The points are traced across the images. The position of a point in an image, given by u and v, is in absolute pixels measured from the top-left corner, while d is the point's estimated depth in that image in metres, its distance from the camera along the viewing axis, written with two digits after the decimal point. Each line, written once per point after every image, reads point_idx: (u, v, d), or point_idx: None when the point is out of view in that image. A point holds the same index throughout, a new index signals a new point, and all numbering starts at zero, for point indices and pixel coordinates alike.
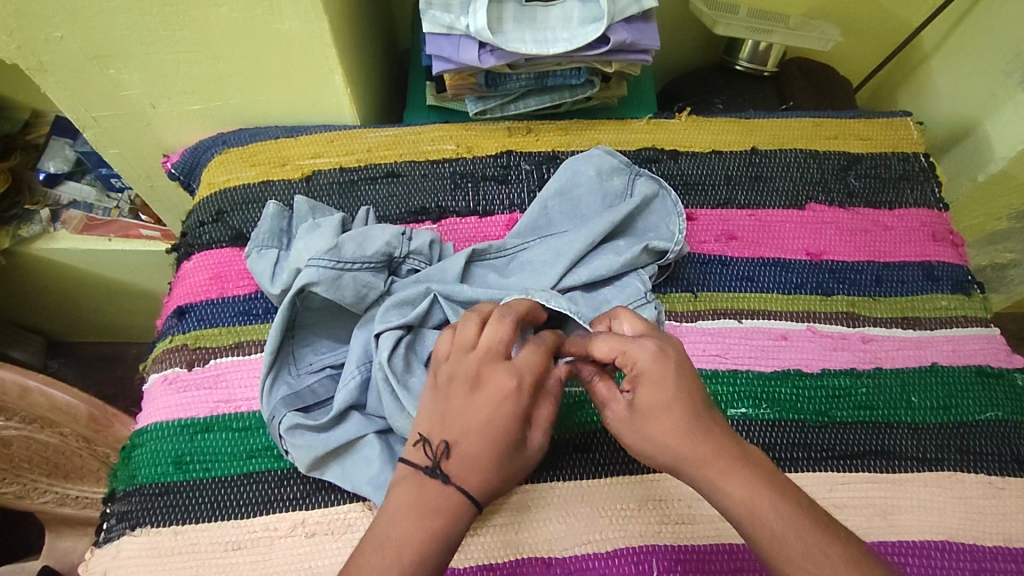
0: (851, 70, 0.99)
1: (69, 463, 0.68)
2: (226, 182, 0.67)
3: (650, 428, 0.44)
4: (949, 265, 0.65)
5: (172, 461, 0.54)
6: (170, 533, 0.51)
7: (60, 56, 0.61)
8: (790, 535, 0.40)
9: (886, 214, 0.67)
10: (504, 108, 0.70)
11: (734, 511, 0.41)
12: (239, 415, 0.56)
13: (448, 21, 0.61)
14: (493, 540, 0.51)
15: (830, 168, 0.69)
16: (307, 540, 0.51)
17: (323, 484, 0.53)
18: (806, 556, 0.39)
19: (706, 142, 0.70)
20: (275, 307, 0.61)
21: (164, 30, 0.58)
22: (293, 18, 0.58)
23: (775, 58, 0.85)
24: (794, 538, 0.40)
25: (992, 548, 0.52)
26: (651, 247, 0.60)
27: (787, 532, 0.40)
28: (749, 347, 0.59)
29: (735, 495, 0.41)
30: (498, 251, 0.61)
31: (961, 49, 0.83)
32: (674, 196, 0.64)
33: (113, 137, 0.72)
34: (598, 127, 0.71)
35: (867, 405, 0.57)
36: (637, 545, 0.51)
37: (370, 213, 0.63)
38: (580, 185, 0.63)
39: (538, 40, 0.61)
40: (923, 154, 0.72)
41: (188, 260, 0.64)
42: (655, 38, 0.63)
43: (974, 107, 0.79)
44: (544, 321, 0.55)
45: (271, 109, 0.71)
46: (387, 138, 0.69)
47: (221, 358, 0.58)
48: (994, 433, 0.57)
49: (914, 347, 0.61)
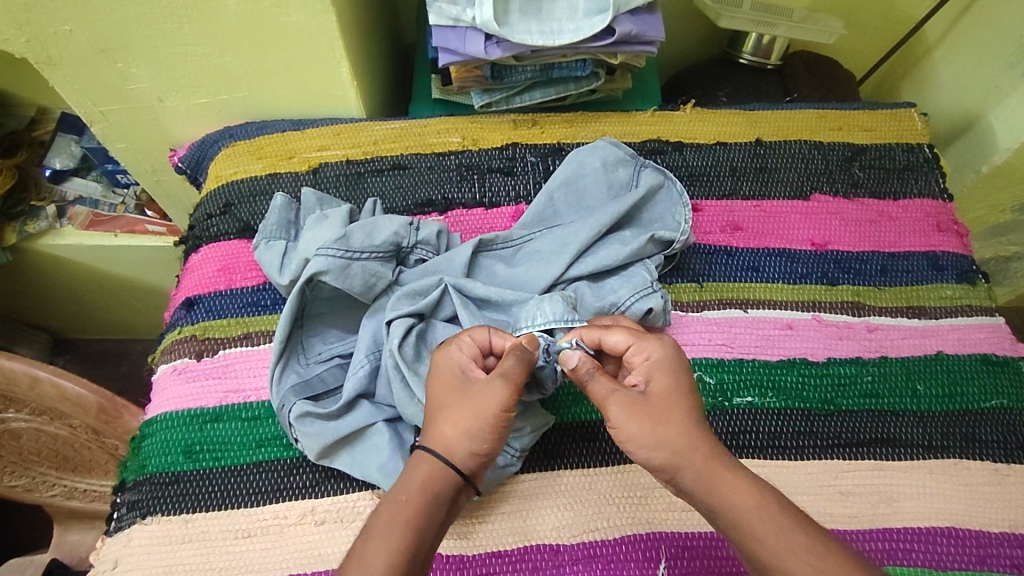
0: (854, 63, 0.99)
1: (77, 455, 0.69)
2: (233, 174, 0.67)
3: (663, 424, 0.45)
4: (953, 255, 0.66)
5: (182, 450, 0.55)
6: (181, 521, 0.52)
7: (69, 50, 0.61)
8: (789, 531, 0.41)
9: (891, 205, 0.68)
10: (510, 100, 0.71)
11: (736, 507, 0.42)
12: (248, 405, 0.56)
13: (455, 13, 0.61)
14: (500, 528, 0.51)
15: (835, 160, 0.69)
16: (317, 527, 0.52)
17: (333, 473, 0.54)
18: (807, 550, 0.40)
19: (710, 133, 0.70)
20: (283, 298, 0.61)
21: (172, 23, 0.59)
22: (300, 11, 0.58)
23: (779, 50, 0.85)
24: (795, 532, 0.41)
25: (998, 534, 0.53)
26: (657, 237, 0.60)
27: (788, 528, 0.41)
28: (755, 336, 0.59)
29: (741, 494, 0.42)
30: (505, 242, 0.62)
31: (964, 41, 0.83)
32: (679, 187, 0.64)
33: (120, 131, 0.73)
34: (602, 119, 0.71)
35: (872, 394, 0.58)
36: (644, 532, 0.51)
37: (378, 205, 0.63)
38: (586, 176, 0.64)
39: (544, 31, 0.61)
40: (927, 145, 0.72)
41: (196, 252, 0.64)
42: (660, 29, 0.63)
43: (977, 98, 0.79)
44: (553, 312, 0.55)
45: (277, 102, 0.71)
46: (393, 130, 0.70)
47: (230, 349, 0.59)
48: (999, 421, 0.57)
49: (920, 336, 0.61)
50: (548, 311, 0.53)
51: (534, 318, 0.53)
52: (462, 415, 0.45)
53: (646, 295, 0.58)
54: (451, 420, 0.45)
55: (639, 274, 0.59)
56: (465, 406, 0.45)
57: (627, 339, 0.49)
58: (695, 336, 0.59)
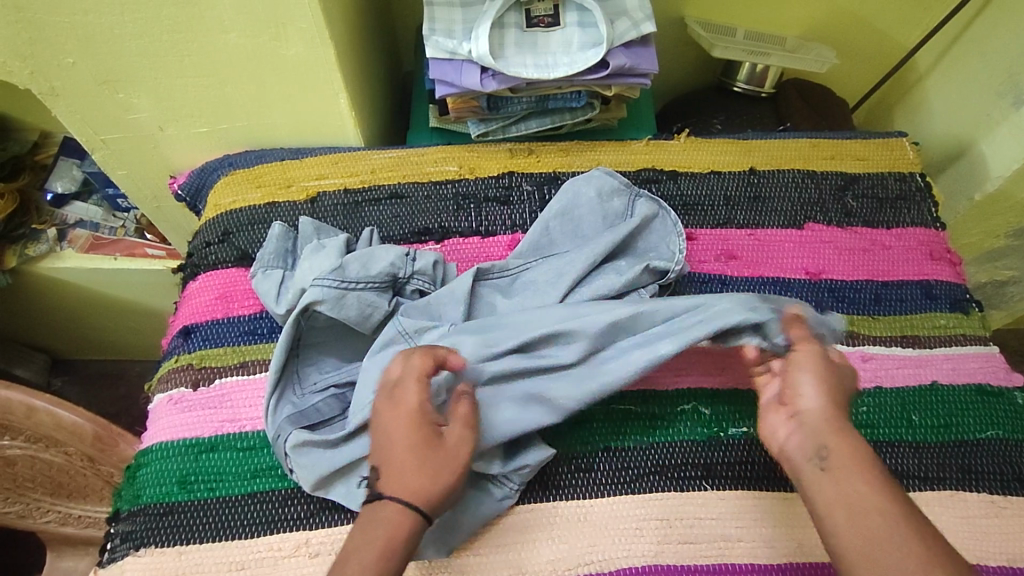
0: (847, 90, 1.00)
1: (72, 482, 0.68)
2: (231, 203, 0.68)
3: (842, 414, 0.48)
4: (947, 284, 0.66)
5: (177, 481, 0.54)
6: (174, 554, 0.52)
7: (72, 81, 0.62)
8: (872, 516, 0.42)
9: (885, 233, 0.68)
10: (505, 130, 0.72)
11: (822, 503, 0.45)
12: (243, 435, 0.56)
13: (451, 46, 0.63)
14: (494, 561, 0.51)
15: (829, 189, 0.70)
16: (311, 560, 0.51)
17: (326, 505, 0.53)
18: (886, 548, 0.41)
19: (705, 162, 0.71)
20: (279, 327, 0.61)
21: (174, 56, 0.60)
22: (299, 44, 0.59)
23: (772, 79, 0.86)
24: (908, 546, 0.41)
25: (996, 567, 0.52)
26: (653, 267, 0.61)
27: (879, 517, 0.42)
28: (750, 366, 0.60)
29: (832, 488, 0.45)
30: (501, 271, 0.62)
31: (954, 70, 0.84)
32: (674, 216, 0.65)
33: (122, 159, 0.74)
34: (598, 148, 0.72)
35: (868, 424, 0.58)
36: (640, 564, 0.52)
37: (374, 234, 0.64)
38: (581, 206, 0.64)
39: (539, 64, 0.63)
40: (920, 174, 0.73)
41: (194, 280, 0.65)
42: (654, 62, 0.64)
43: (969, 127, 0.81)
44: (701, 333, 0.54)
45: (276, 132, 0.72)
46: (391, 159, 0.70)
47: (226, 378, 0.59)
48: (995, 452, 0.57)
49: (915, 366, 0.61)
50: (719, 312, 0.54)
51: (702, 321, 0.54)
52: (436, 470, 0.46)
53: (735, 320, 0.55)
54: (421, 469, 0.46)
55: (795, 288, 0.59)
56: (434, 453, 0.47)
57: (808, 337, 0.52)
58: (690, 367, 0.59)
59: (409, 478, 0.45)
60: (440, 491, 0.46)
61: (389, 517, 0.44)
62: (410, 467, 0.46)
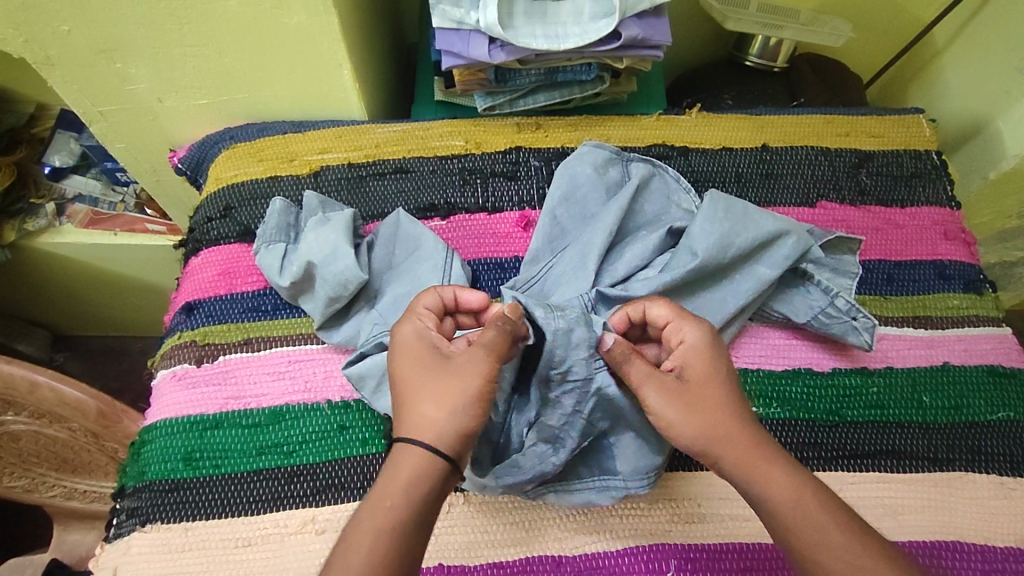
0: (861, 65, 0.98)
1: (77, 458, 0.68)
2: (233, 177, 0.67)
3: None
4: (961, 265, 0.65)
5: (182, 457, 0.54)
6: (181, 530, 0.52)
7: (67, 50, 0.60)
8: None
9: (898, 212, 0.67)
10: (513, 104, 0.70)
11: (777, 511, 0.42)
12: (248, 411, 0.56)
13: (458, 15, 0.61)
14: (502, 538, 0.51)
15: (842, 166, 0.69)
16: (318, 536, 0.51)
17: (331, 483, 0.53)
18: None
19: (717, 138, 0.70)
20: (285, 304, 0.60)
21: (172, 24, 0.58)
22: (302, 13, 0.57)
23: (785, 53, 0.84)
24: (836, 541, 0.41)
25: (1003, 548, 0.52)
26: (671, 231, 0.61)
27: None
28: (761, 346, 0.59)
29: None
30: (525, 282, 0.60)
31: (973, 45, 0.82)
32: (671, 172, 0.65)
33: (119, 132, 0.72)
34: (607, 123, 0.70)
35: (878, 405, 0.57)
36: (649, 544, 0.51)
37: (404, 213, 0.62)
38: (582, 186, 0.63)
39: (549, 35, 0.61)
40: (935, 152, 0.71)
41: (196, 256, 0.64)
42: (667, 33, 0.62)
43: (985, 104, 0.79)
44: (761, 254, 0.59)
45: (278, 104, 0.70)
46: (396, 133, 0.69)
47: (230, 355, 0.58)
48: (1006, 433, 0.57)
49: (926, 347, 0.60)
50: (789, 246, 0.58)
51: (781, 252, 0.58)
52: (449, 392, 0.43)
53: (774, 245, 0.58)
54: (435, 400, 0.43)
55: (837, 282, 0.59)
56: (447, 383, 0.43)
57: (668, 314, 0.49)
58: (746, 351, 0.59)
59: (423, 416, 0.43)
60: (453, 423, 0.42)
61: (399, 467, 0.41)
62: (421, 400, 0.43)
